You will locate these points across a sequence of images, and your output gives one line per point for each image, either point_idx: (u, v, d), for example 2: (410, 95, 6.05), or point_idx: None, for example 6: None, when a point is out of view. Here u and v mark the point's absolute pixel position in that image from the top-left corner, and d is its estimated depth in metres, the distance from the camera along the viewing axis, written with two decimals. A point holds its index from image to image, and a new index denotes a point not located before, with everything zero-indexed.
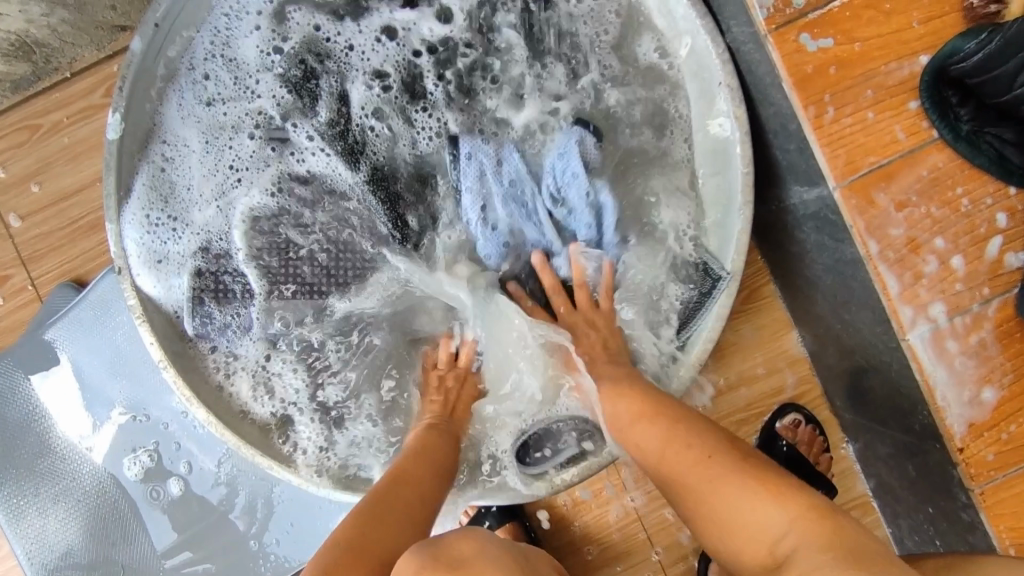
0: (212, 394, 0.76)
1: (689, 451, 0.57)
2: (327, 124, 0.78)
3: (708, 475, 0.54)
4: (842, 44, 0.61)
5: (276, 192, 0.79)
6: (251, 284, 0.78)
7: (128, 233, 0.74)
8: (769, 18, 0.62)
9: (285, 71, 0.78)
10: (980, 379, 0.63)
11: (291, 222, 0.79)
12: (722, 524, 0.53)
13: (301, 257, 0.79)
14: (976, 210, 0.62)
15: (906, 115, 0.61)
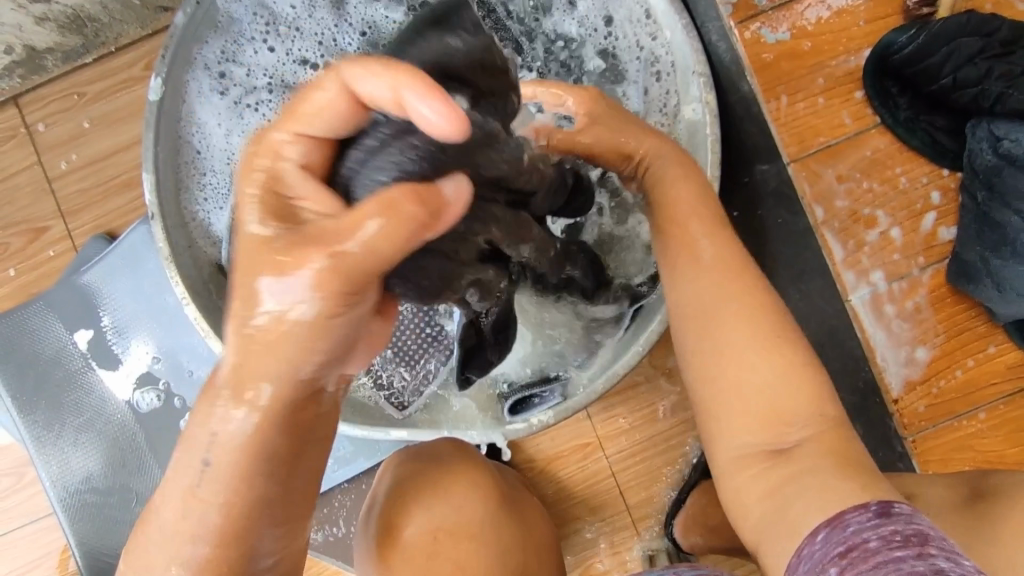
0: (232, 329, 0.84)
1: (759, 331, 0.56)
2: None
3: (782, 359, 0.56)
4: (797, 38, 0.70)
5: None
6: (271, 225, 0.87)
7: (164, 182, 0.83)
8: (733, 14, 0.71)
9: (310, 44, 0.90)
10: (914, 340, 0.70)
11: None
12: (738, 408, 0.56)
13: None
14: (913, 188, 0.70)
15: (852, 102, 0.70)
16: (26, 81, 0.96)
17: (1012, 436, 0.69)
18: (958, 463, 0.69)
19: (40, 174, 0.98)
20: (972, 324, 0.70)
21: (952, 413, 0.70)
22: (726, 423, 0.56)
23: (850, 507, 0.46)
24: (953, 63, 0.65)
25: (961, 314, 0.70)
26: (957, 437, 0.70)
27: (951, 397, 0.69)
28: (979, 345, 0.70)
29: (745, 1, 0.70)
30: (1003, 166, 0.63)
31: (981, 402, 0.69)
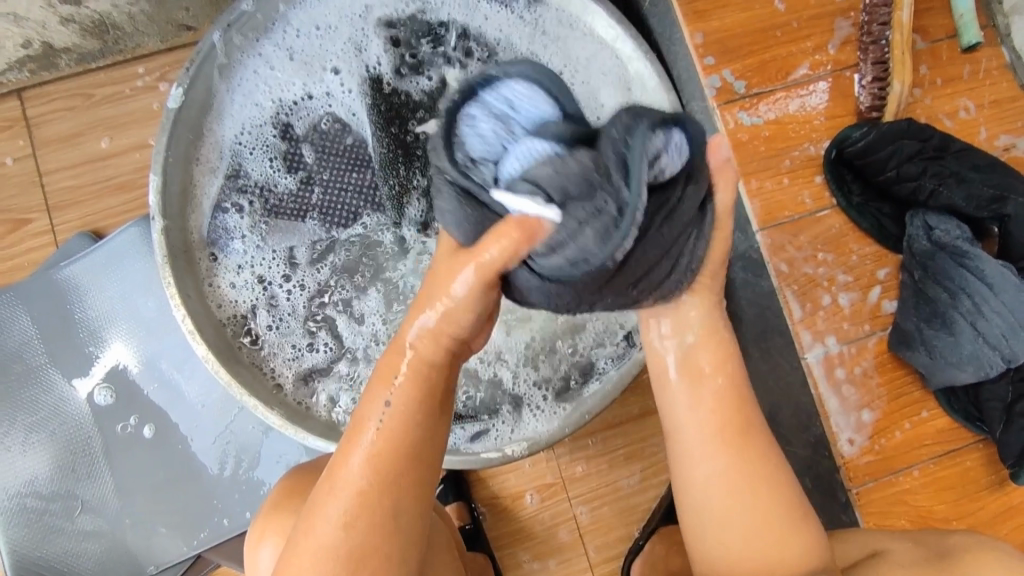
0: (221, 343, 0.84)
1: (755, 487, 0.56)
2: (382, 104, 0.89)
3: (778, 528, 0.56)
4: (769, 125, 0.81)
5: (310, 154, 0.89)
6: (273, 232, 0.88)
7: (170, 196, 0.83)
8: (716, 97, 0.81)
9: (343, 61, 0.89)
10: (861, 404, 0.77)
11: (319, 182, 0.89)
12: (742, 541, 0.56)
13: (329, 213, 0.88)
14: (861, 264, 0.79)
15: (813, 185, 0.80)
16: (35, 75, 0.98)
17: (942, 493, 0.76)
18: (896, 517, 0.76)
19: (32, 166, 0.98)
20: (909, 389, 0.77)
21: (891, 469, 0.77)
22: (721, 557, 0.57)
23: None
24: (897, 159, 0.76)
25: (902, 378, 0.77)
26: (894, 492, 0.76)
27: (891, 455, 0.77)
28: (914, 410, 0.77)
29: (727, 87, 0.81)
30: (937, 252, 0.74)
31: (914, 461, 0.77)
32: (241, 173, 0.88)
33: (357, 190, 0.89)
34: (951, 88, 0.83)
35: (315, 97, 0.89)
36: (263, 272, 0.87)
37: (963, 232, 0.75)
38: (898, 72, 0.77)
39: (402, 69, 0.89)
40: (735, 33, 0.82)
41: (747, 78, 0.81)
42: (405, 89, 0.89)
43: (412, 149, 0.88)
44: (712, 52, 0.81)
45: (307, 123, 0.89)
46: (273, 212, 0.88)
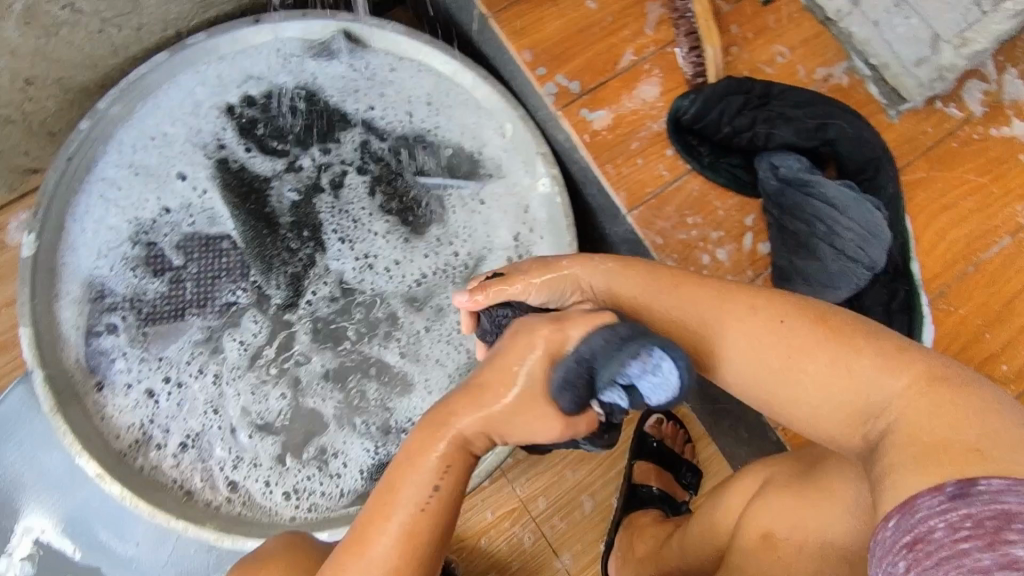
0: (127, 470, 0.80)
1: (780, 345, 0.50)
2: (241, 194, 0.89)
3: (845, 353, 0.48)
4: (611, 113, 0.84)
5: (179, 262, 0.87)
6: (160, 348, 0.84)
7: (40, 332, 0.81)
8: (556, 101, 0.84)
9: (193, 162, 0.89)
10: None
11: (194, 286, 0.87)
12: (819, 404, 0.49)
13: (214, 312, 0.86)
14: (729, 217, 0.82)
15: (665, 157, 0.83)
16: None
17: None
18: None
19: None
20: None
21: None
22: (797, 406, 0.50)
23: (919, 491, 0.41)
24: (729, 116, 0.81)
25: None
26: None
27: None
28: None
29: (564, 91, 0.84)
30: (785, 188, 0.78)
31: None
32: (110, 293, 0.85)
33: (231, 277, 0.87)
34: (763, 38, 0.90)
35: (167, 199, 0.88)
36: (160, 390, 0.84)
37: (801, 160, 0.79)
38: (709, 38, 0.82)
39: (253, 156, 0.91)
40: (558, 39, 0.86)
41: (580, 76, 0.85)
42: (261, 173, 0.90)
43: (287, 227, 0.89)
44: (543, 62, 0.85)
45: (168, 231, 0.87)
46: (150, 320, 0.85)
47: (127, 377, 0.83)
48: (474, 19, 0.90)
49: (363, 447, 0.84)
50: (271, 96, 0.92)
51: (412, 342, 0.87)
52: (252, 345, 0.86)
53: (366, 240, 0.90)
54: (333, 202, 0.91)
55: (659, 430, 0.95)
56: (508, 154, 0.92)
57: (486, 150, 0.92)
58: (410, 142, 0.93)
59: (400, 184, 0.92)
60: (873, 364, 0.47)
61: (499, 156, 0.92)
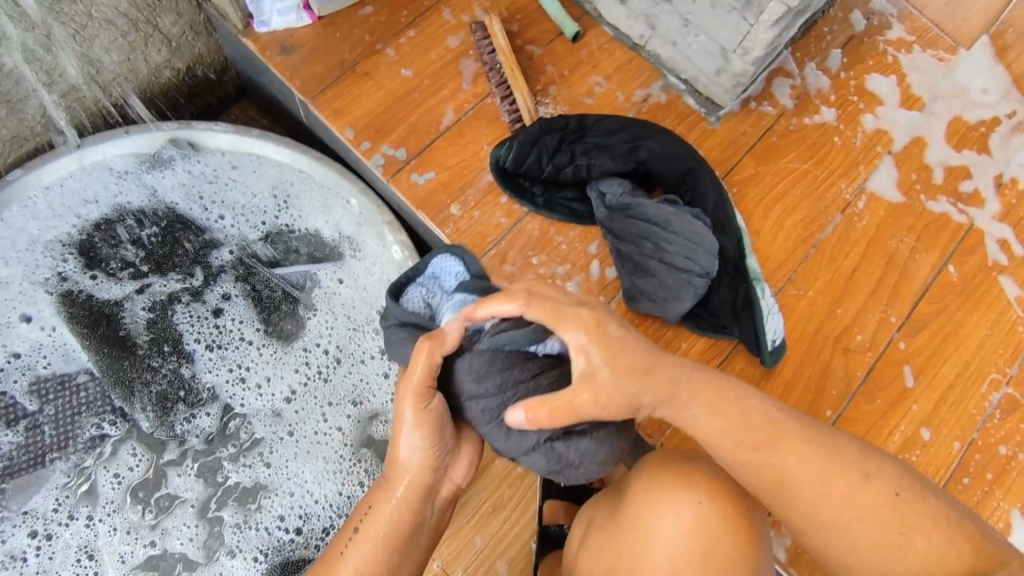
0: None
1: (789, 435, 0.60)
2: (91, 322, 0.88)
3: (826, 468, 0.58)
4: (441, 172, 0.86)
5: (31, 407, 0.85)
6: (22, 501, 0.82)
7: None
8: (385, 170, 0.86)
9: (35, 300, 0.88)
10: None
11: (50, 428, 0.85)
12: (823, 504, 0.58)
13: (76, 450, 0.84)
14: (573, 249, 0.85)
15: (501, 204, 0.86)
16: None
17: None
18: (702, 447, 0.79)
19: None
20: (660, 331, 0.82)
21: None
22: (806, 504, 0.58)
23: None
24: (546, 156, 0.84)
25: (652, 325, 0.82)
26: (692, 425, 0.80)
27: None
28: (675, 344, 0.82)
29: (391, 159, 0.87)
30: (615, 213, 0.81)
31: None
32: None
33: (91, 412, 0.86)
34: (579, 71, 0.95)
35: (12, 345, 0.86)
36: (28, 542, 0.81)
37: (624, 182, 0.83)
38: (517, 84, 0.88)
39: (99, 283, 0.90)
40: (379, 112, 0.89)
41: (404, 143, 0.88)
42: (110, 298, 0.90)
43: (142, 346, 0.88)
44: (366, 136, 0.88)
45: (16, 377, 0.85)
46: (6, 475, 0.82)
47: None
48: (299, 106, 0.94)
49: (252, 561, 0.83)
50: (112, 218, 0.93)
51: (280, 448, 0.87)
52: (121, 475, 0.85)
53: (226, 345, 0.90)
54: (190, 310, 0.91)
55: None
56: (358, 229, 0.93)
57: (334, 231, 0.94)
58: (257, 241, 0.94)
59: (252, 283, 0.93)
60: (851, 479, 0.58)
61: (347, 235, 0.93)
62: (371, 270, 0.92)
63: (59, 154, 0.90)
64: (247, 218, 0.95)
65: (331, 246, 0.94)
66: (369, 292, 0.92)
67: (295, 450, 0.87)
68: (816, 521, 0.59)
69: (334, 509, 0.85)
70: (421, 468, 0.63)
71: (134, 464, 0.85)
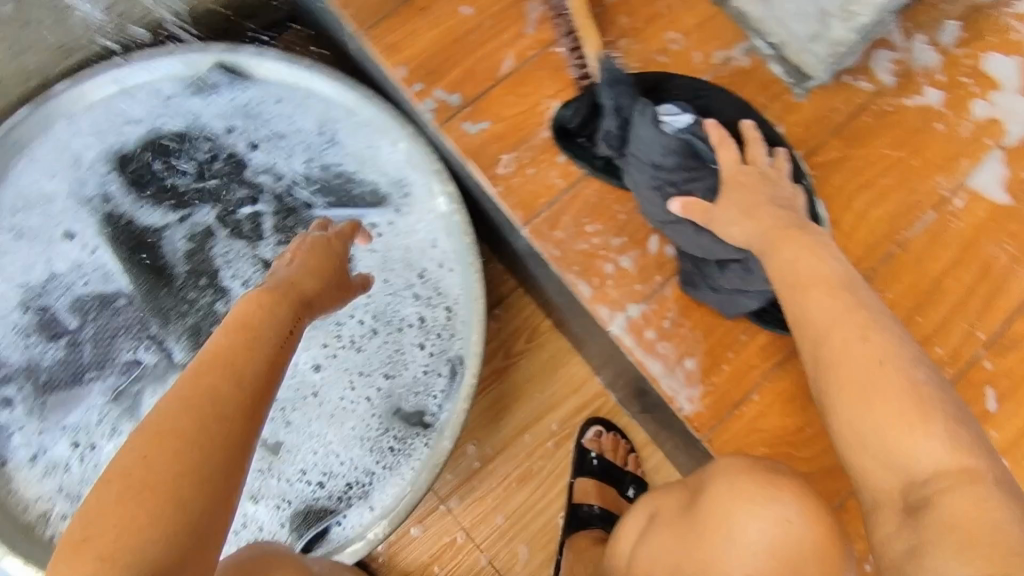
0: (34, 545, 0.80)
1: (862, 353, 0.56)
2: (133, 246, 0.89)
3: (923, 410, 0.52)
4: (496, 124, 0.81)
5: (74, 325, 0.87)
6: (62, 414, 0.84)
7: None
8: (436, 117, 0.81)
9: (81, 219, 0.89)
10: (680, 355, 0.76)
11: (91, 346, 0.87)
12: (879, 420, 0.53)
13: (113, 371, 0.86)
14: (630, 222, 0.80)
15: (558, 165, 0.80)
16: None
17: (787, 407, 0.75)
18: (753, 447, 0.75)
19: None
20: (717, 321, 0.77)
21: (733, 403, 0.75)
22: (852, 420, 0.55)
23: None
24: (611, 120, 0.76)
25: (708, 313, 0.77)
26: (743, 423, 0.75)
27: (726, 389, 0.76)
28: (732, 336, 0.77)
29: (443, 105, 0.81)
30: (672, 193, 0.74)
31: (750, 385, 0.76)
32: (6, 362, 0.85)
33: (130, 335, 0.87)
34: (654, 25, 0.86)
35: (59, 263, 0.88)
36: (65, 455, 0.83)
37: (679, 154, 0.74)
38: (586, 32, 0.78)
39: (141, 209, 0.90)
40: (434, 52, 0.82)
41: (459, 88, 0.81)
42: (152, 225, 0.90)
43: (181, 277, 0.89)
44: (419, 77, 0.82)
45: (62, 294, 0.87)
46: (50, 387, 0.85)
47: (28, 446, 0.83)
48: (350, 40, 0.88)
49: (272, 511, 0.82)
50: (161, 144, 0.92)
51: (306, 399, 0.85)
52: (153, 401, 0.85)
53: (262, 286, 0.89)
54: (229, 246, 0.90)
55: (599, 444, 0.94)
56: (404, 178, 0.89)
57: (380, 179, 0.90)
58: (299, 182, 0.92)
59: (292, 225, 0.91)
60: (917, 419, 0.52)
61: (392, 184, 0.89)
62: (413, 224, 0.88)
63: (107, 67, 0.88)
64: (290, 156, 0.92)
65: (375, 194, 0.90)
66: (410, 253, 0.88)
67: (321, 404, 0.85)
68: (852, 433, 0.54)
69: (360, 469, 0.83)
70: (236, 327, 0.50)
71: None
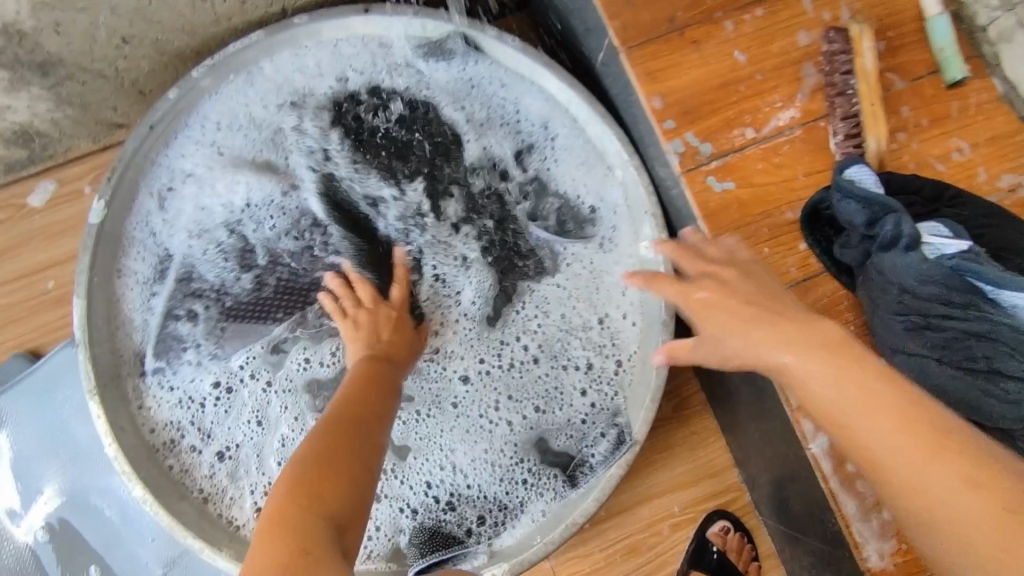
0: (154, 470, 0.77)
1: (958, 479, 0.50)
2: (319, 199, 0.83)
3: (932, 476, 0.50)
4: (743, 187, 0.73)
5: (243, 262, 0.82)
6: (212, 349, 0.81)
7: (97, 310, 0.78)
8: (681, 161, 0.73)
9: (276, 154, 0.84)
10: (879, 500, 0.67)
11: (253, 289, 0.82)
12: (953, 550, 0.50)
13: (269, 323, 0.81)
14: (860, 336, 0.70)
15: (798, 252, 0.71)
16: None
17: None
18: None
19: None
20: None
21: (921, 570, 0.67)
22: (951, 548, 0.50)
23: None
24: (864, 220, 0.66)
25: None
26: None
27: (919, 552, 0.67)
28: None
29: (692, 151, 0.73)
30: (922, 330, 0.62)
31: None
32: (173, 278, 0.82)
33: (295, 289, 0.82)
34: (940, 129, 0.72)
35: (245, 193, 0.83)
36: (206, 389, 0.81)
37: (939, 285, 0.62)
38: (870, 127, 0.70)
39: (336, 161, 0.84)
40: (695, 91, 0.74)
41: (713, 138, 0.73)
42: (342, 181, 0.84)
43: (357, 246, 0.83)
44: (673, 114, 0.74)
45: (240, 227, 0.83)
46: (207, 317, 0.81)
47: (176, 370, 0.81)
48: (600, 48, 0.81)
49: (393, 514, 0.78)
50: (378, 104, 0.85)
51: (454, 412, 0.80)
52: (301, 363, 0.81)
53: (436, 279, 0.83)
54: (412, 227, 0.84)
55: (723, 542, 0.87)
56: (615, 211, 0.82)
57: (589, 203, 0.83)
58: (504, 180, 0.85)
59: (483, 223, 0.84)
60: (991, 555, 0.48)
61: (602, 213, 0.82)
62: (610, 261, 0.82)
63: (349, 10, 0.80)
64: (501, 149, 0.85)
65: (580, 218, 0.83)
66: (600, 294, 0.81)
67: (467, 421, 0.80)
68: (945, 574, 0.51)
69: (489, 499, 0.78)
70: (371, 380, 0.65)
71: (322, 360, 0.82)
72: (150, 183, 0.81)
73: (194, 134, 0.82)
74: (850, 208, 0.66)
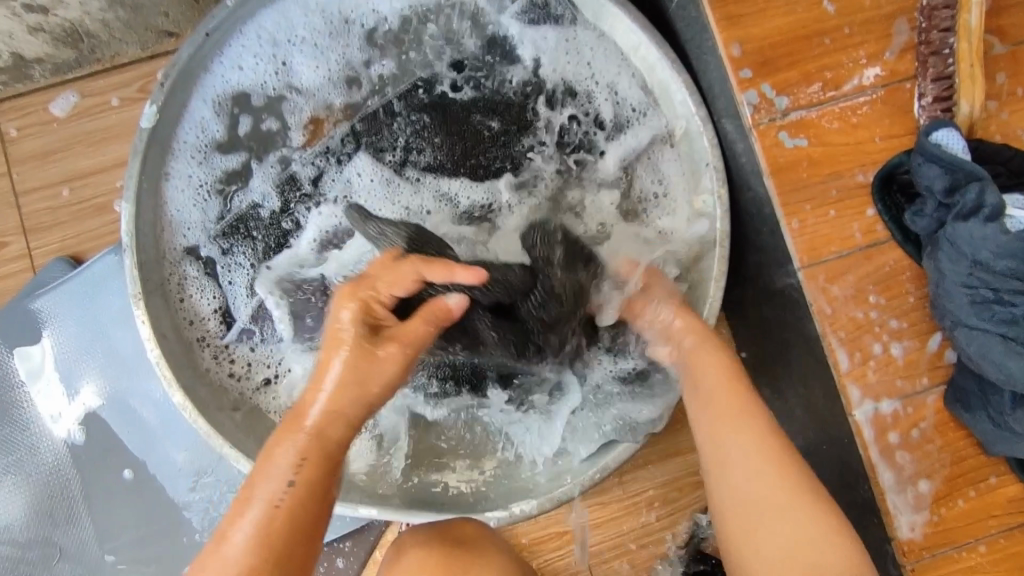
0: (195, 380, 0.78)
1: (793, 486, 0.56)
2: (370, 126, 0.83)
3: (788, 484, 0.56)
4: (815, 145, 0.70)
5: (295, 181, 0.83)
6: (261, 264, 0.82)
7: (144, 218, 0.77)
8: (754, 114, 0.70)
9: (332, 78, 0.83)
10: (918, 473, 0.67)
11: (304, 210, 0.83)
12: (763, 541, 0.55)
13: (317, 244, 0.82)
14: (919, 308, 0.68)
15: (865, 217, 0.69)
16: (8, 88, 0.90)
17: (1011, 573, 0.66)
18: None
19: (8, 186, 0.91)
20: (971, 452, 0.68)
21: (951, 543, 0.66)
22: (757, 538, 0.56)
23: None
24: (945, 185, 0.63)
25: (965, 439, 0.68)
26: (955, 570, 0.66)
27: (952, 526, 0.67)
28: (980, 475, 0.67)
29: (766, 104, 0.70)
30: (990, 304, 0.61)
31: (981, 533, 0.67)
32: (228, 191, 0.83)
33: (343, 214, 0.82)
34: None
35: (302, 115, 0.83)
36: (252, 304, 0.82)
37: (1016, 261, 0.60)
38: (965, 91, 0.67)
39: (390, 89, 0.84)
40: (776, 40, 0.70)
41: (790, 91, 0.70)
42: (394, 110, 0.83)
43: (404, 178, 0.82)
44: (750, 63, 0.70)
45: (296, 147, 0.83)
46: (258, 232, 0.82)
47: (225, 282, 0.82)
48: None
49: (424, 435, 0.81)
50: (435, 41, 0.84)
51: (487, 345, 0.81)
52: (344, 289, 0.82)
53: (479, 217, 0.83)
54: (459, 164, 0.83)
55: None
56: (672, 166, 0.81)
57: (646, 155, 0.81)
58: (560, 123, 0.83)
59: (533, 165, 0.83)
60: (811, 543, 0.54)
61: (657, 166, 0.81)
62: (659, 214, 0.81)
63: None
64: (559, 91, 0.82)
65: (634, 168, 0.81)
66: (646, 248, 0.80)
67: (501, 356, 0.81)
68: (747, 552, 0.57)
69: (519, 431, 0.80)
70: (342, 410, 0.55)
71: None
72: (206, 92, 0.80)
73: (253, 47, 0.81)
74: (931, 173, 0.64)
